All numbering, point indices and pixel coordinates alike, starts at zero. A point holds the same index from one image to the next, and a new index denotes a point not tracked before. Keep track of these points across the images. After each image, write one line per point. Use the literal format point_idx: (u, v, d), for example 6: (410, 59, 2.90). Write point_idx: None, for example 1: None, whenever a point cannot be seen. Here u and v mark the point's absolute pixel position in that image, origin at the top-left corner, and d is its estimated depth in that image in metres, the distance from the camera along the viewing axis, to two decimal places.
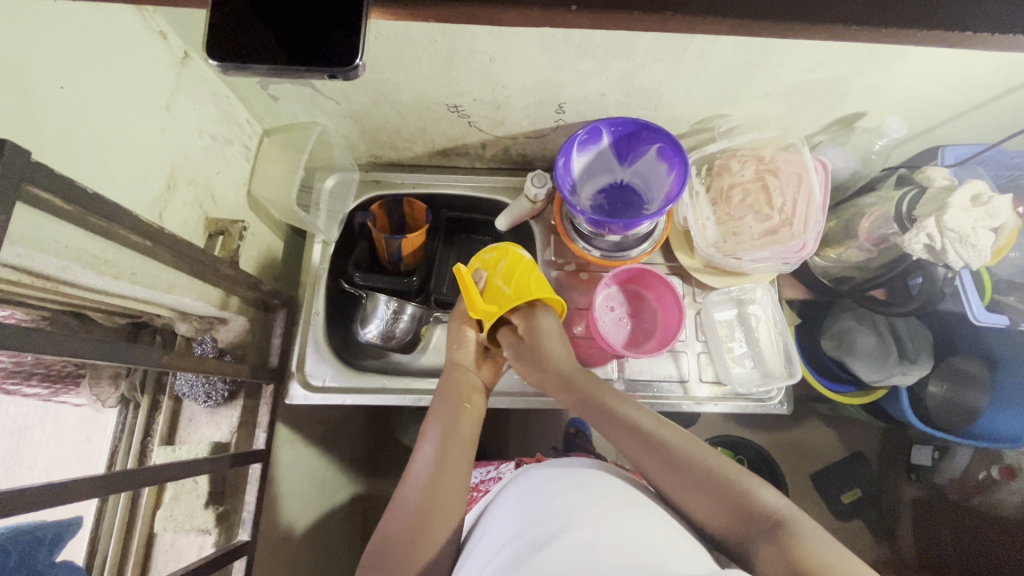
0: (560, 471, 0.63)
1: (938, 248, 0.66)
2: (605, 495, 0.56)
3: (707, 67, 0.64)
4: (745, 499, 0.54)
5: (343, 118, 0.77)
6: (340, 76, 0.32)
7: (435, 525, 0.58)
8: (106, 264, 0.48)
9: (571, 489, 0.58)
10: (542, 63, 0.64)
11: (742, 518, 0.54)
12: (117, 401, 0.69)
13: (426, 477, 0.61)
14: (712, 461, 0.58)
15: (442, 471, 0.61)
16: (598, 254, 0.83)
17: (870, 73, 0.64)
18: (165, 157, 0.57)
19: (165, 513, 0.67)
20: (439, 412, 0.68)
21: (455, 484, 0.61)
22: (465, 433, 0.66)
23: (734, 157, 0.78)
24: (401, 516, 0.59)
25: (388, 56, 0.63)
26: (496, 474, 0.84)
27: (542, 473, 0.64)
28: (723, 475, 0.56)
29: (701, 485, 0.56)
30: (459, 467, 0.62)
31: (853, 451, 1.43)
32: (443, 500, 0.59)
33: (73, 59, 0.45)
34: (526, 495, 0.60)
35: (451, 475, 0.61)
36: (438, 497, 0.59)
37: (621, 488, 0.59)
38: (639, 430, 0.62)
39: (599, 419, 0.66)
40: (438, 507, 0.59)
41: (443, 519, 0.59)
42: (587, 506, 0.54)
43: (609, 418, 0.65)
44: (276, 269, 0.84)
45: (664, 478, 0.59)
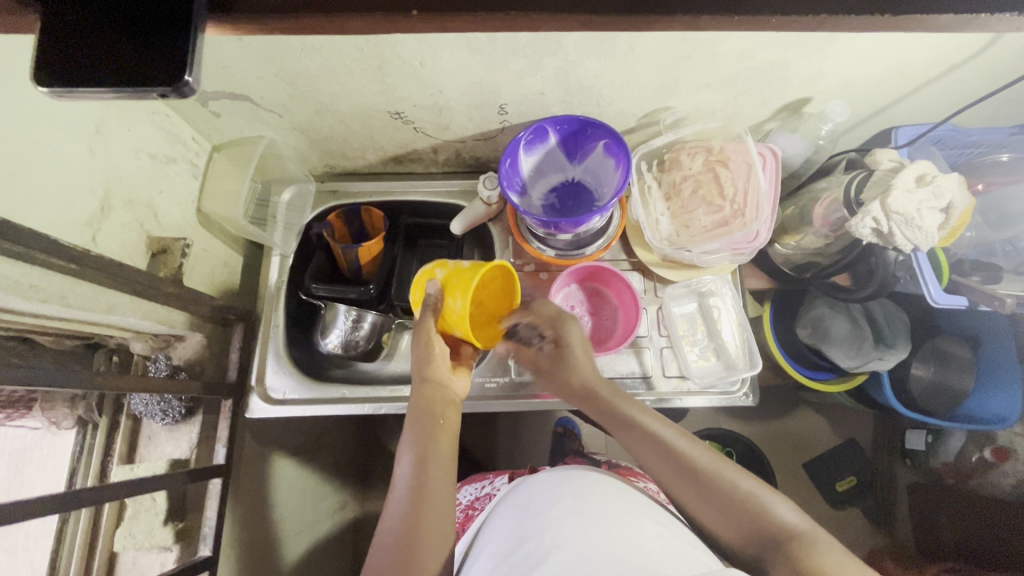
0: (552, 480, 0.64)
1: (885, 232, 0.65)
2: (595, 504, 0.59)
3: (640, 60, 0.63)
4: (750, 508, 0.54)
5: (290, 130, 0.77)
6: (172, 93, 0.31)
7: (426, 550, 0.56)
8: (31, 289, 0.49)
9: (559, 498, 0.60)
10: (475, 66, 0.63)
11: (748, 526, 0.54)
12: (74, 422, 0.69)
13: (404, 512, 0.58)
14: (723, 472, 0.57)
15: (423, 502, 0.58)
16: (553, 253, 0.83)
17: (806, 58, 0.63)
18: (98, 178, 0.57)
19: (124, 532, 0.68)
20: (414, 436, 0.63)
21: (437, 517, 0.58)
22: (444, 451, 0.62)
23: (683, 150, 0.77)
24: (385, 551, 0.57)
25: (320, 67, 0.63)
26: (491, 490, 0.83)
27: (536, 483, 0.65)
28: (732, 486, 0.56)
29: (709, 492, 0.57)
30: (442, 490, 0.60)
31: (845, 437, 1.42)
32: (429, 525, 0.57)
33: None
34: (518, 508, 0.62)
35: (430, 507, 0.58)
36: (420, 532, 0.56)
37: (610, 494, 0.61)
38: (654, 437, 0.61)
39: (615, 425, 0.65)
40: (424, 533, 0.57)
41: (433, 548, 0.57)
42: (573, 514, 0.56)
43: (628, 425, 0.63)
44: (234, 283, 0.84)
45: (675, 481, 0.59)
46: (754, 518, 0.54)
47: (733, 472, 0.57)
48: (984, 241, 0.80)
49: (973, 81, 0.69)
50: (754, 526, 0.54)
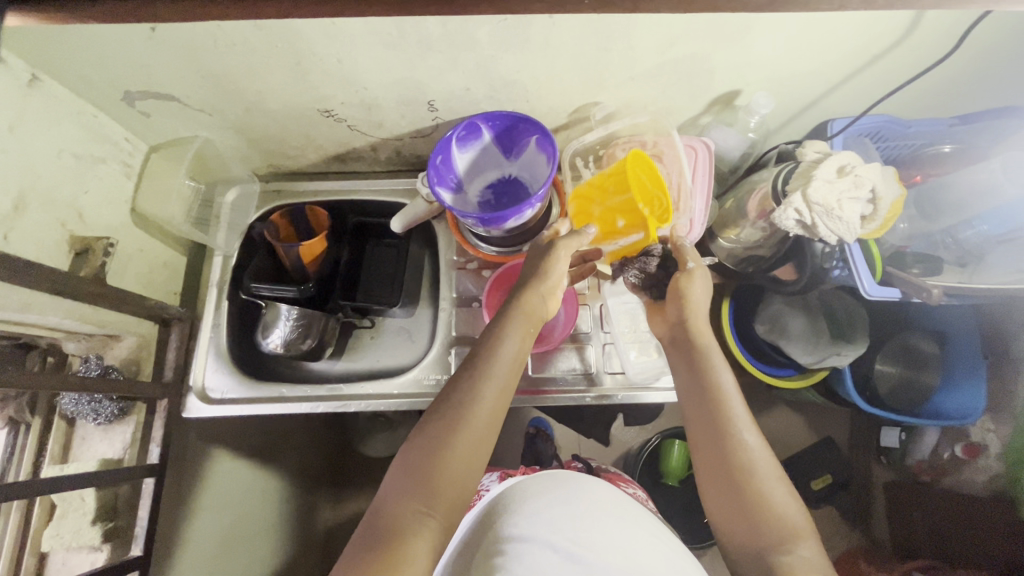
0: (547, 481, 0.66)
1: (809, 223, 0.64)
2: (589, 507, 0.62)
3: (557, 54, 0.63)
4: (764, 510, 0.53)
5: (225, 130, 0.78)
6: None
7: (474, 423, 0.54)
8: None
9: (554, 502, 0.62)
10: (393, 62, 0.64)
11: (753, 523, 0.53)
12: (4, 422, 0.69)
13: (461, 392, 0.55)
14: (760, 465, 0.55)
15: (481, 391, 0.55)
16: (491, 250, 0.82)
17: (723, 49, 0.63)
18: (11, 177, 0.58)
19: (52, 532, 0.67)
20: (497, 324, 0.61)
21: (493, 407, 0.55)
22: (517, 352, 0.59)
23: (617, 146, 0.76)
24: (429, 423, 0.54)
25: (237, 64, 0.63)
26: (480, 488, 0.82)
27: (533, 483, 0.67)
28: (758, 485, 0.54)
29: (732, 479, 0.55)
30: (503, 386, 0.57)
31: (822, 436, 1.39)
32: (486, 409, 0.55)
33: None
34: (512, 504, 0.64)
35: (492, 392, 0.56)
36: (477, 412, 0.54)
37: (606, 499, 0.64)
38: (718, 398, 0.58)
39: (690, 376, 0.62)
40: (479, 408, 0.54)
41: (479, 437, 0.54)
42: (569, 523, 0.59)
43: (704, 380, 0.61)
44: (176, 284, 0.85)
45: (710, 448, 0.57)
46: (764, 520, 0.53)
47: (772, 472, 0.55)
48: (919, 232, 0.79)
49: (901, 71, 0.68)
50: (758, 530, 0.52)
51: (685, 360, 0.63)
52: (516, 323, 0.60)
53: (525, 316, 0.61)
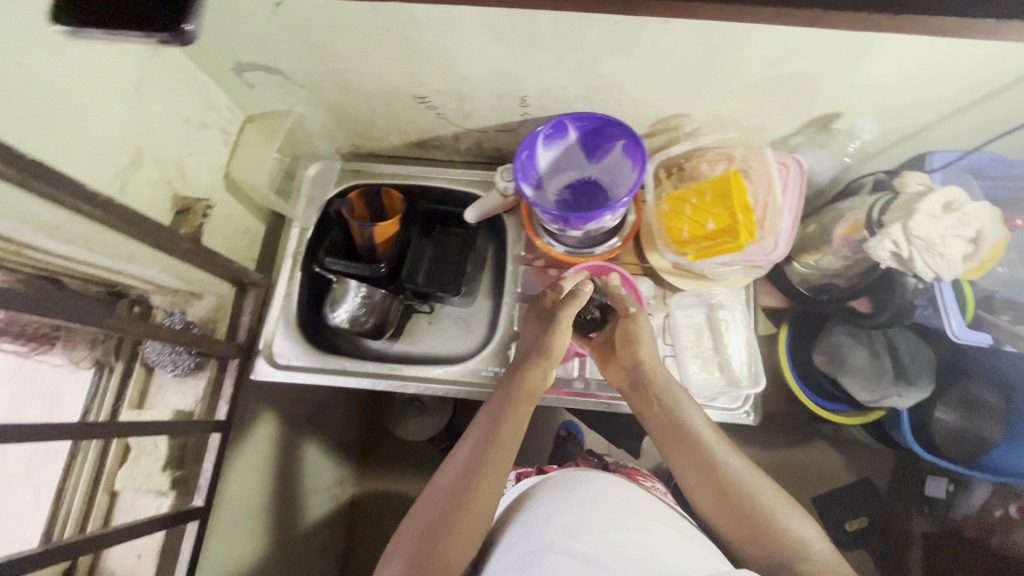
0: (559, 489, 0.66)
1: (905, 256, 0.62)
2: (593, 508, 0.60)
3: (662, 60, 0.62)
4: (766, 521, 0.59)
5: (319, 107, 0.80)
6: (175, 41, 0.37)
7: (471, 504, 0.60)
8: (58, 229, 0.52)
9: (561, 510, 0.61)
10: (497, 55, 0.64)
11: (760, 535, 0.59)
12: (91, 363, 0.73)
13: (460, 472, 0.63)
14: (747, 480, 0.62)
15: (477, 470, 0.62)
16: (563, 249, 0.83)
17: (835, 70, 0.61)
18: (132, 134, 0.61)
19: (126, 472, 0.72)
20: (495, 406, 0.69)
21: (490, 485, 0.61)
22: (509, 429, 0.66)
23: (704, 159, 0.76)
24: (435, 502, 0.61)
25: (347, 44, 0.64)
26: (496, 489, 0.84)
27: (543, 494, 0.66)
28: (754, 496, 0.61)
29: (731, 500, 0.62)
30: (501, 465, 0.63)
31: (861, 476, 1.33)
32: (479, 485, 0.61)
33: (31, 39, 0.48)
34: (529, 515, 0.63)
35: (491, 470, 0.62)
36: (476, 488, 0.61)
37: (622, 499, 0.63)
38: (694, 435, 0.66)
39: (659, 420, 0.69)
40: (475, 488, 0.61)
41: (479, 510, 0.60)
42: (579, 526, 0.58)
43: (671, 422, 0.68)
44: (254, 250, 0.88)
45: (696, 479, 0.64)
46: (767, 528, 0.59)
47: (761, 484, 0.62)
48: (1016, 277, 0.72)
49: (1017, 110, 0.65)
50: (767, 539, 0.58)
51: (656, 406, 0.70)
52: (515, 403, 0.68)
53: (523, 396, 0.69)
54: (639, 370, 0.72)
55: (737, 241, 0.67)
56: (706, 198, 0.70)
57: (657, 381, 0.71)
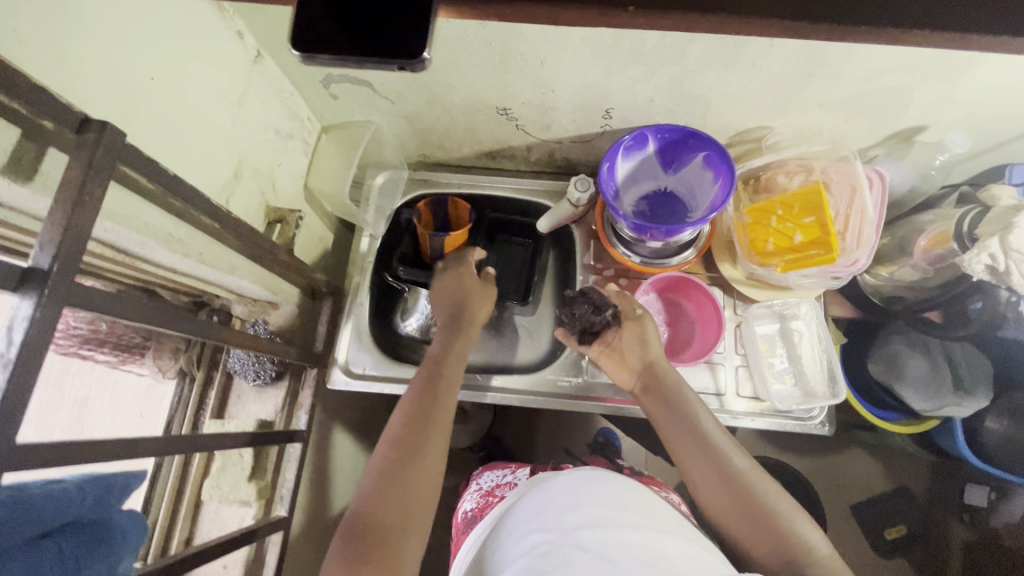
0: (575, 481, 0.62)
1: (1001, 269, 0.63)
2: (606, 506, 0.57)
3: (759, 75, 0.63)
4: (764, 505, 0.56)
5: (396, 118, 0.81)
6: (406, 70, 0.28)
7: (414, 485, 0.56)
8: (178, 241, 0.53)
9: (575, 505, 0.58)
10: (593, 68, 0.65)
11: (758, 518, 0.55)
12: (175, 373, 0.74)
13: (399, 437, 0.59)
14: (745, 468, 0.59)
15: (415, 446, 0.58)
16: (638, 259, 0.83)
17: (932, 86, 0.62)
18: (235, 147, 0.61)
19: (212, 482, 0.72)
20: (423, 378, 0.67)
21: (430, 461, 0.58)
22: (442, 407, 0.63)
23: (781, 170, 0.76)
24: (377, 471, 0.57)
25: (443, 58, 0.65)
26: (511, 479, 0.80)
27: (558, 483, 0.63)
28: (752, 481, 0.58)
29: (729, 482, 0.58)
30: (438, 440, 0.60)
31: (899, 484, 1.32)
32: (418, 460, 0.57)
33: (163, 54, 0.49)
34: (535, 507, 0.60)
35: (429, 434, 0.60)
36: (415, 458, 0.57)
37: (640, 502, 0.60)
38: (704, 435, 0.62)
39: (667, 414, 0.66)
40: (414, 465, 0.57)
41: (422, 471, 0.57)
42: (595, 520, 0.55)
43: (680, 416, 0.64)
44: (325, 259, 0.88)
45: (692, 456, 0.61)
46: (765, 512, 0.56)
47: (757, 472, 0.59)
48: None
49: None
50: (766, 522, 0.55)
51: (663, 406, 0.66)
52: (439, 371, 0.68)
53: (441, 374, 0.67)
54: (651, 371, 0.70)
55: (829, 255, 0.67)
56: (790, 210, 0.71)
57: (664, 379, 0.68)
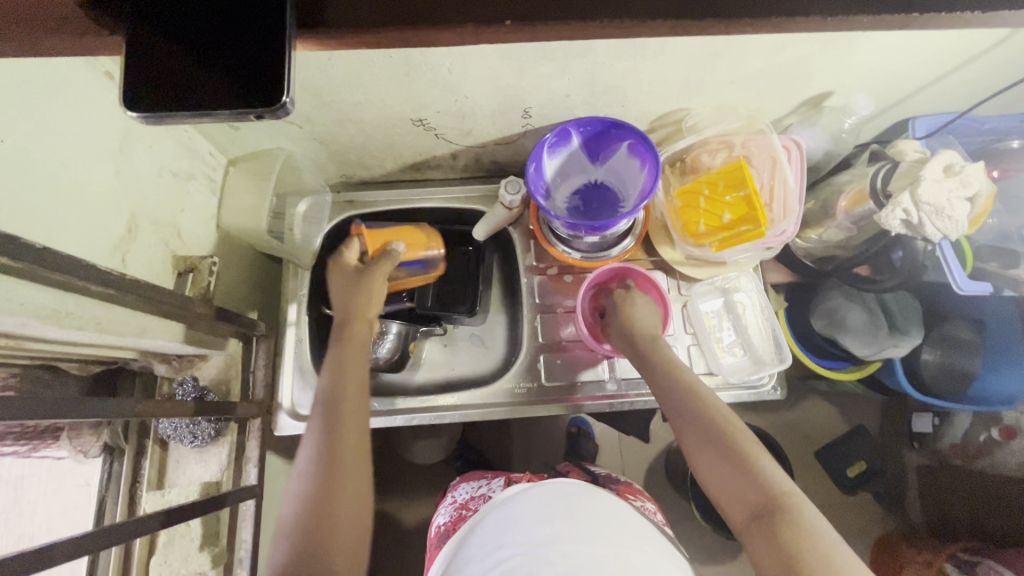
0: (542, 492, 0.62)
1: (915, 222, 0.65)
2: (584, 523, 0.57)
3: (669, 60, 0.62)
4: (777, 508, 0.53)
5: (308, 141, 0.76)
6: (268, 115, 0.32)
7: (333, 495, 0.55)
8: (68, 316, 0.48)
9: (552, 518, 0.57)
10: (503, 71, 0.62)
11: (766, 520, 0.52)
12: (101, 450, 0.67)
13: (314, 467, 0.56)
14: (765, 464, 0.55)
15: (329, 454, 0.57)
16: (578, 255, 0.82)
17: (833, 53, 0.63)
18: (124, 200, 0.56)
19: (160, 560, 0.65)
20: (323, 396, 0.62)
21: (348, 465, 0.57)
22: (353, 409, 0.61)
23: (703, 150, 0.76)
24: (295, 514, 0.54)
25: (345, 77, 0.61)
26: (486, 490, 0.75)
27: (520, 499, 0.63)
28: (767, 479, 0.54)
29: (743, 481, 0.55)
30: (352, 449, 0.58)
31: (854, 423, 1.39)
32: (333, 469, 0.56)
33: (12, 113, 0.43)
34: (501, 523, 0.59)
35: (343, 461, 0.57)
36: (332, 492, 0.55)
37: (608, 513, 0.60)
38: (728, 437, 0.57)
39: (685, 408, 0.61)
40: (330, 472, 0.56)
41: (345, 501, 0.55)
42: (569, 536, 0.55)
43: (704, 415, 0.59)
44: (254, 299, 0.83)
45: (703, 454, 0.58)
46: (777, 518, 0.52)
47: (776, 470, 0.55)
48: (1001, 227, 0.79)
49: (990, 72, 0.70)
50: (771, 529, 0.52)
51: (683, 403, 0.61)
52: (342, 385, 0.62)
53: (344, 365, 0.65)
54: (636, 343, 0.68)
55: (758, 230, 0.68)
56: (719, 187, 0.72)
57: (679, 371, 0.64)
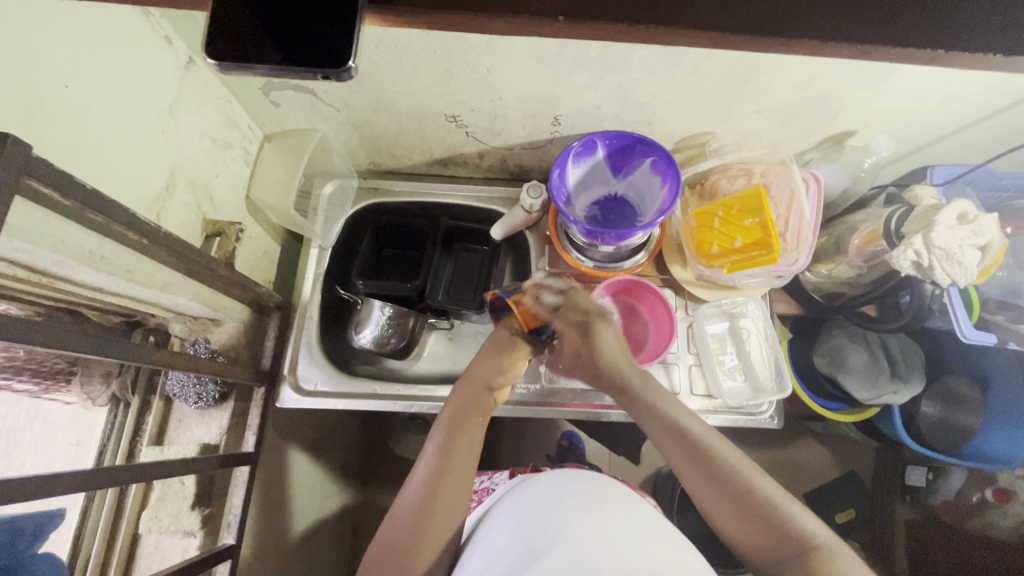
0: (560, 480, 0.64)
1: (925, 264, 0.67)
2: (597, 507, 0.57)
3: (699, 83, 0.65)
4: (810, 556, 0.50)
5: (343, 125, 0.78)
6: (332, 76, 0.38)
7: (435, 522, 0.57)
8: (101, 260, 0.49)
9: (564, 498, 0.59)
10: (539, 77, 0.65)
11: (799, 569, 0.50)
12: (107, 399, 0.70)
13: (426, 484, 0.58)
14: (788, 510, 0.53)
15: (441, 479, 0.58)
16: (591, 264, 0.83)
17: (859, 94, 0.65)
18: (166, 158, 0.58)
19: (151, 514, 0.67)
20: (448, 420, 0.63)
21: (453, 497, 0.58)
22: (469, 445, 0.61)
23: (724, 175, 0.77)
24: (401, 520, 0.57)
25: (387, 65, 0.64)
26: (488, 484, 0.81)
27: (539, 483, 0.65)
28: (797, 528, 0.52)
29: (768, 529, 0.53)
30: (459, 478, 0.59)
31: (848, 470, 1.34)
32: (444, 501, 0.57)
33: (80, 62, 0.46)
34: (522, 505, 0.60)
35: (451, 484, 0.58)
36: (436, 510, 0.57)
37: (617, 499, 0.61)
38: (686, 432, 0.60)
39: (651, 423, 0.63)
40: (441, 498, 0.57)
41: (441, 523, 0.57)
42: (578, 513, 0.55)
43: (663, 424, 0.61)
44: (271, 271, 0.86)
45: (716, 502, 0.56)
46: (811, 564, 0.50)
47: (807, 517, 0.53)
48: (1010, 281, 0.77)
49: (1010, 128, 0.71)
50: (763, 517, 0.53)
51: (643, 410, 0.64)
52: (468, 421, 0.63)
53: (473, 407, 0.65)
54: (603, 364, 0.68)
55: (771, 255, 0.69)
56: (735, 210, 0.73)
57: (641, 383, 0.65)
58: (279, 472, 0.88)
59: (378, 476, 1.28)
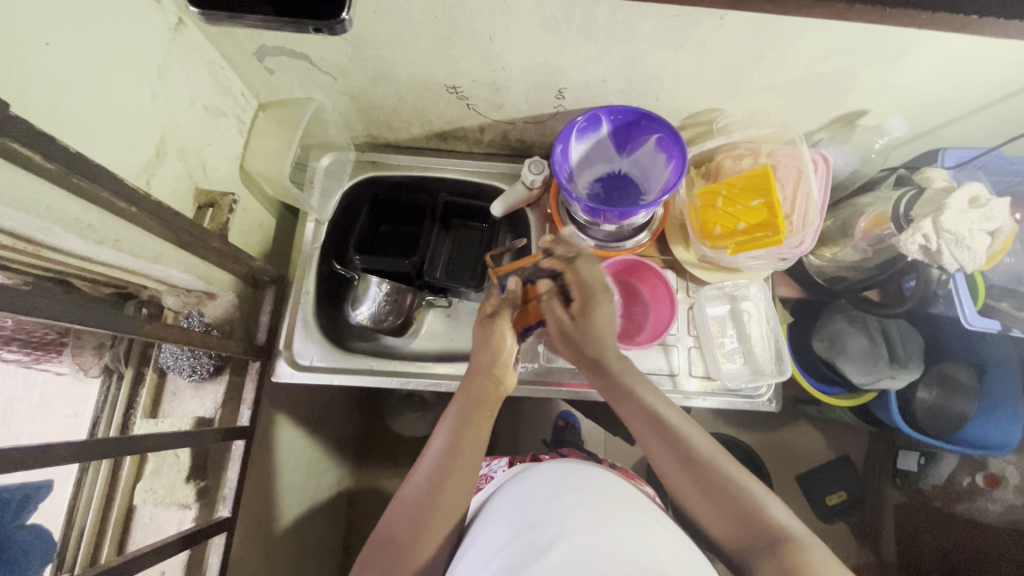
0: (561, 474, 0.63)
1: (933, 249, 0.65)
2: (599, 503, 0.56)
3: (710, 56, 0.62)
4: (780, 545, 0.50)
5: (340, 95, 0.76)
6: None
7: (434, 527, 0.56)
8: (89, 228, 0.48)
9: (566, 493, 0.58)
10: (544, 46, 0.62)
11: (769, 559, 0.49)
12: (100, 371, 0.68)
13: (429, 479, 0.58)
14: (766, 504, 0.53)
15: (446, 475, 0.58)
16: (593, 243, 0.81)
17: (875, 70, 0.63)
18: (155, 124, 0.56)
19: (146, 486, 0.67)
20: (456, 414, 0.62)
21: (456, 493, 0.57)
22: (478, 438, 0.61)
23: (731, 153, 0.75)
24: (402, 513, 0.57)
25: (386, 31, 0.61)
26: (486, 473, 0.80)
27: (539, 476, 0.64)
28: (770, 519, 0.52)
29: (748, 523, 0.52)
30: (464, 472, 0.58)
31: (840, 453, 1.34)
32: (445, 502, 0.57)
33: (59, 19, 0.43)
34: (522, 499, 0.59)
35: (453, 485, 0.57)
36: (437, 510, 0.56)
37: (617, 495, 0.60)
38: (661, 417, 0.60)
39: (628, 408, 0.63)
40: (444, 494, 0.57)
41: (441, 523, 0.57)
42: (579, 509, 0.54)
43: (641, 412, 0.61)
44: (266, 246, 0.84)
45: (691, 493, 0.56)
46: (786, 555, 0.49)
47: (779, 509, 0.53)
48: (1017, 267, 0.76)
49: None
50: (734, 509, 0.53)
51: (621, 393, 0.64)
52: (473, 414, 0.62)
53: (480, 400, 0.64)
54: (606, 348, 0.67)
55: (776, 237, 0.68)
56: (737, 186, 0.71)
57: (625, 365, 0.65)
58: (277, 447, 0.88)
59: (373, 454, 1.28)
